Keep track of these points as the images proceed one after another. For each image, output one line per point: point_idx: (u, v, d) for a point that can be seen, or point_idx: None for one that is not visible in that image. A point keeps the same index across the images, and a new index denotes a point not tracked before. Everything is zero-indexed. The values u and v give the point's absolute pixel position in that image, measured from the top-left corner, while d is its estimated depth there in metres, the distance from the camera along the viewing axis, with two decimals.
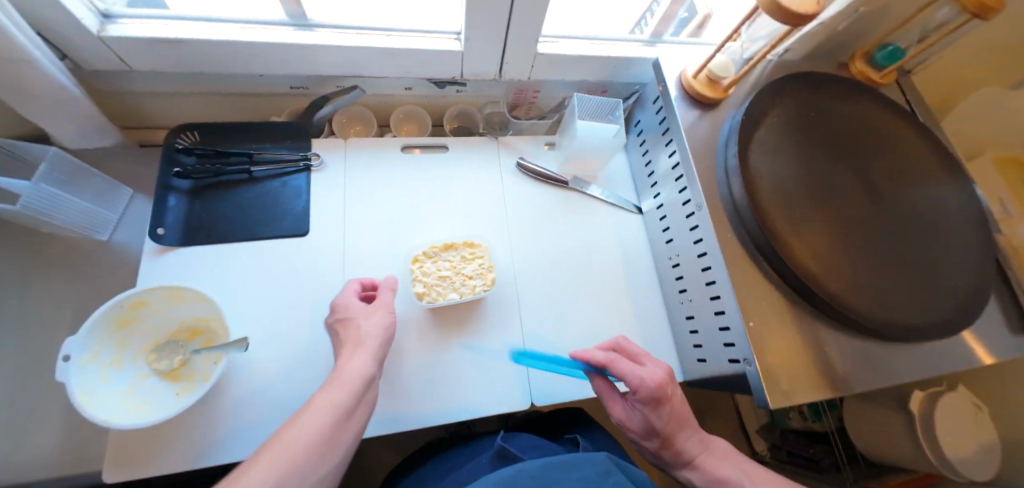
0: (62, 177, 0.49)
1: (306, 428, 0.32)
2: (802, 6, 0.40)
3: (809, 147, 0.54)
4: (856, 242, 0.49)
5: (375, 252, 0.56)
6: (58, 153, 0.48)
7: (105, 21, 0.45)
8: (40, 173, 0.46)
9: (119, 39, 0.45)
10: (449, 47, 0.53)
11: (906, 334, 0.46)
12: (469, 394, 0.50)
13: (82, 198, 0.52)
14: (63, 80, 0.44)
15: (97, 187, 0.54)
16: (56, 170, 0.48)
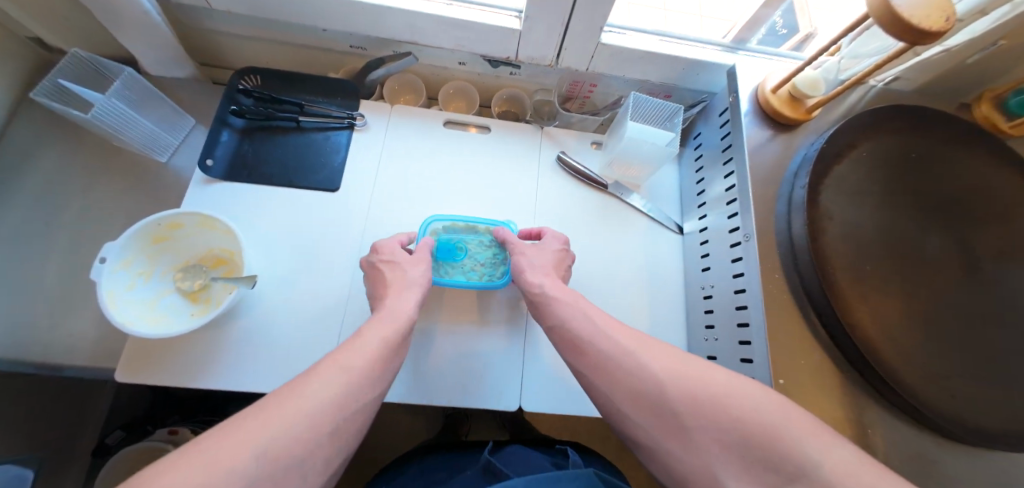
0: (134, 97, 0.54)
1: (358, 355, 0.32)
2: (926, 20, 0.33)
3: (899, 194, 0.45)
4: (935, 315, 0.41)
5: (398, 220, 0.56)
6: (132, 75, 0.53)
7: None
8: (114, 89, 0.51)
9: None
10: (508, 24, 0.51)
11: (980, 438, 0.38)
12: (458, 381, 0.48)
13: (151, 120, 0.57)
14: (148, 7, 0.48)
15: (165, 113, 0.58)
16: (128, 89, 0.53)
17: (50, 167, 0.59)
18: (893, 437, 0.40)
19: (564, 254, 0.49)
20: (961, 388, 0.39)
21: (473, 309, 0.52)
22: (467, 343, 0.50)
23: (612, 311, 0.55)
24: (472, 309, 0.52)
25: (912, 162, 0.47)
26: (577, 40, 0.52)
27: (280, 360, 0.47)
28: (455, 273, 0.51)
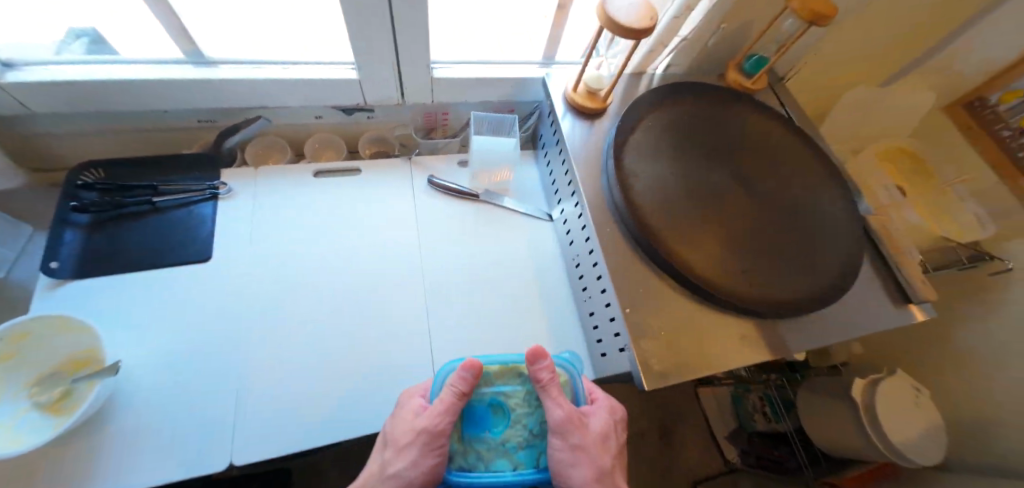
0: None
1: None
2: (637, 24, 0.46)
3: (685, 145, 0.58)
4: (730, 229, 0.53)
5: (282, 273, 0.56)
6: None
7: (5, 70, 0.47)
8: None
9: (18, 85, 0.46)
10: (346, 76, 0.57)
11: (779, 310, 0.48)
12: (375, 412, 0.48)
13: None
14: None
15: None
16: None
17: None
18: (727, 329, 0.49)
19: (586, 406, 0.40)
20: (760, 276, 0.50)
21: (374, 337, 0.54)
22: (372, 374, 0.51)
23: (507, 302, 0.60)
24: (373, 337, 0.53)
25: (690, 120, 0.61)
26: (413, 79, 0.60)
27: (164, 447, 0.43)
28: (494, 455, 0.42)
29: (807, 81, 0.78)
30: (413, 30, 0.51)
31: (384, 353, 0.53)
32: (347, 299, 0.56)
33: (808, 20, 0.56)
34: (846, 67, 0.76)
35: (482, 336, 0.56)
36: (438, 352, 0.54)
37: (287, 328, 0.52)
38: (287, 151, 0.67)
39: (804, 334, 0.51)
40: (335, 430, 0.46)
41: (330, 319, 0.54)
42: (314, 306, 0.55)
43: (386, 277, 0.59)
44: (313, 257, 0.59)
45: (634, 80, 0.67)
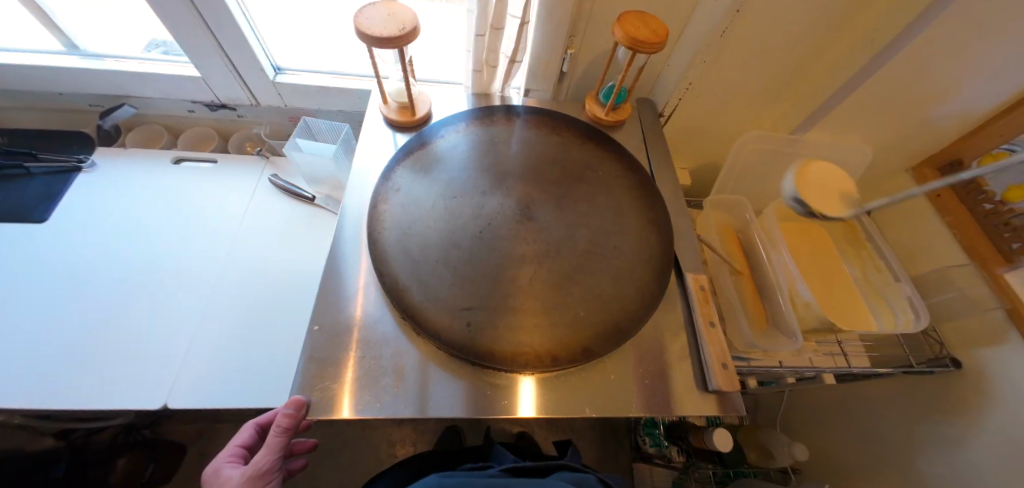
0: None
1: None
2: (380, 32, 0.44)
3: (475, 168, 0.54)
4: (482, 256, 0.46)
5: (106, 244, 0.63)
6: None
7: None
8: None
9: None
10: (190, 73, 0.63)
11: (490, 359, 0.40)
12: (112, 383, 0.53)
13: None
14: None
15: None
16: None
17: None
18: (431, 374, 0.40)
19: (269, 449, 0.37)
20: (491, 315, 0.42)
21: None
22: (139, 346, 0.56)
23: None
24: None
25: (496, 145, 0.58)
26: (254, 82, 0.65)
27: None
28: None
29: (696, 119, 0.70)
30: (223, 34, 0.56)
31: (151, 333, 0.57)
32: (148, 279, 0.62)
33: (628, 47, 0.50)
34: (735, 105, 0.68)
35: (250, 334, 0.60)
36: (202, 342, 0.58)
37: (81, 294, 0.59)
38: (161, 135, 0.75)
39: (533, 400, 0.40)
40: (59, 399, 0.50)
41: (121, 293, 0.60)
42: (109, 284, 0.60)
43: (196, 265, 0.64)
44: (140, 237, 0.65)
45: (474, 99, 0.65)
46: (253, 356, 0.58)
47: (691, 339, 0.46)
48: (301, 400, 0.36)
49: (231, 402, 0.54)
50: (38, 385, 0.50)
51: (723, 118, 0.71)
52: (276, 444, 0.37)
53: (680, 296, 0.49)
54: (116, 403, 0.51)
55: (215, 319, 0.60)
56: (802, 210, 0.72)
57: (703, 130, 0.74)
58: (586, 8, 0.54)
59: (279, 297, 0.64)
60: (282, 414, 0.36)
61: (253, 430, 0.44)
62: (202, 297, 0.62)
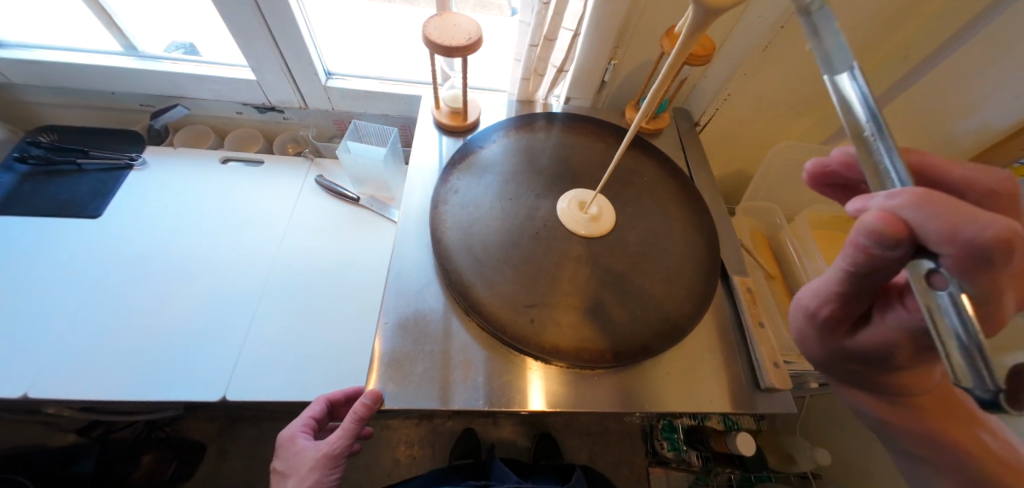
0: None
1: None
2: (449, 41, 0.47)
3: (525, 172, 0.56)
4: (540, 255, 0.47)
5: (158, 241, 0.65)
6: None
7: None
8: None
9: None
10: (246, 76, 0.66)
11: (554, 354, 0.41)
12: (174, 372, 0.55)
13: None
14: None
15: None
16: None
17: None
18: (494, 367, 0.43)
19: (343, 435, 0.39)
20: (553, 312, 0.44)
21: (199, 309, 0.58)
22: (193, 340, 0.58)
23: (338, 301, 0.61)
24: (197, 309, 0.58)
25: (543, 150, 0.60)
26: (306, 86, 0.67)
27: None
28: None
29: (730, 128, 0.73)
30: (284, 38, 0.58)
31: (202, 327, 0.59)
32: (198, 275, 0.63)
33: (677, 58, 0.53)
34: (770, 116, 0.70)
35: (297, 330, 0.61)
36: (251, 337, 0.59)
37: (136, 288, 0.60)
38: (207, 135, 0.77)
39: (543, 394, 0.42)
40: (123, 389, 0.52)
41: (172, 288, 0.61)
42: (161, 280, 0.62)
43: (243, 262, 0.66)
44: (189, 234, 0.66)
45: (518, 106, 0.67)
46: (302, 350, 0.59)
47: (740, 340, 0.47)
48: (377, 392, 0.38)
49: (284, 394, 0.56)
50: (101, 376, 0.53)
51: (752, 129, 0.74)
52: (350, 430, 0.39)
53: (727, 298, 0.51)
54: (173, 394, 0.53)
55: (265, 315, 0.61)
56: (830, 219, 0.74)
57: (733, 140, 0.76)
58: (635, 21, 0.57)
59: (323, 294, 0.65)
60: (360, 404, 0.38)
61: (325, 404, 0.47)
62: (250, 293, 0.63)
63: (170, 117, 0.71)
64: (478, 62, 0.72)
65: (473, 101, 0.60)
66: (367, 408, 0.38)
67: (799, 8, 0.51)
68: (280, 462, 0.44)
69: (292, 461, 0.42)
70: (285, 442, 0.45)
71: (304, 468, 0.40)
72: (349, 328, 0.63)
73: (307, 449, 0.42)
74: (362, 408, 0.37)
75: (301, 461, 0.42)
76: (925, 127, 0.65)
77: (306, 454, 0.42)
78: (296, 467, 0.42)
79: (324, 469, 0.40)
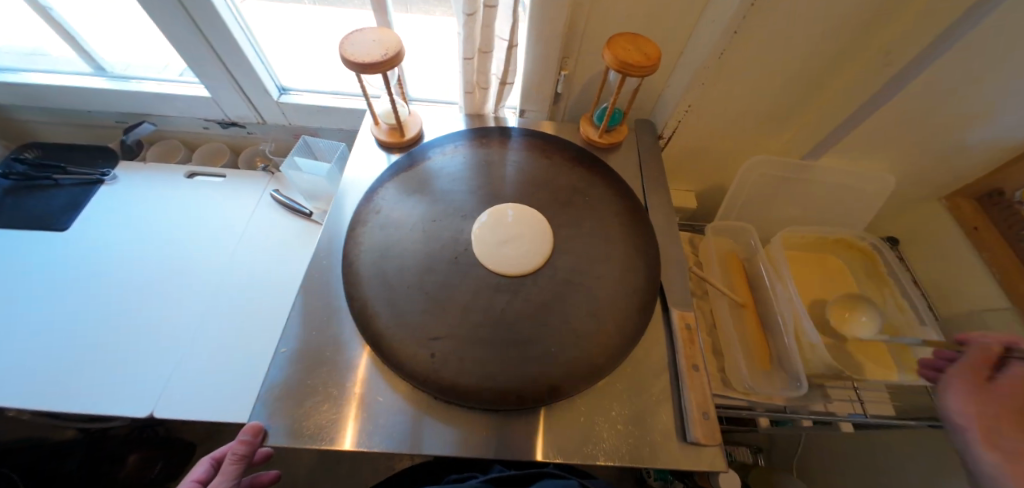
0: None
1: None
2: (363, 57, 0.45)
3: (458, 190, 0.53)
4: (454, 282, 0.45)
5: (117, 253, 0.67)
6: None
7: None
8: None
9: None
10: (201, 93, 0.67)
11: (451, 393, 0.38)
12: (107, 385, 0.55)
13: None
14: None
15: None
16: None
17: None
18: (391, 404, 0.40)
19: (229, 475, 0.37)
20: (458, 345, 0.41)
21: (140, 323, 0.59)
22: (131, 353, 0.58)
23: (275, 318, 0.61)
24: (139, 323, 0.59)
25: (483, 167, 0.57)
26: (260, 102, 0.68)
27: None
28: None
29: (701, 140, 0.67)
30: (227, 57, 0.59)
31: (143, 340, 0.60)
32: (149, 287, 0.65)
33: (618, 68, 0.48)
34: (744, 126, 0.64)
35: (236, 346, 0.61)
36: (188, 353, 0.59)
37: (89, 299, 0.62)
38: (180, 150, 0.81)
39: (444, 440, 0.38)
40: (55, 401, 0.53)
41: (123, 300, 0.63)
42: (113, 292, 0.63)
43: (194, 275, 0.66)
44: (147, 247, 0.68)
45: (468, 119, 0.64)
46: (239, 367, 0.59)
47: (673, 381, 0.43)
48: (260, 423, 0.37)
49: (212, 413, 0.55)
50: (40, 388, 0.54)
51: (727, 141, 0.68)
52: (230, 471, 0.37)
53: (665, 333, 0.46)
54: (103, 409, 0.53)
55: (206, 329, 0.62)
56: (813, 242, 0.68)
57: (707, 153, 0.70)
58: (579, 30, 0.54)
59: (268, 310, 0.65)
60: (239, 441, 0.36)
61: (209, 464, 0.42)
62: (196, 307, 0.64)
63: (139, 134, 0.74)
64: (432, 75, 0.70)
65: (410, 117, 0.58)
66: (250, 441, 0.36)
67: (750, 12, 0.44)
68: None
69: None
70: None
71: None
72: None
73: None
74: (244, 442, 0.36)
75: None
76: (921, 138, 0.58)
77: None
78: None
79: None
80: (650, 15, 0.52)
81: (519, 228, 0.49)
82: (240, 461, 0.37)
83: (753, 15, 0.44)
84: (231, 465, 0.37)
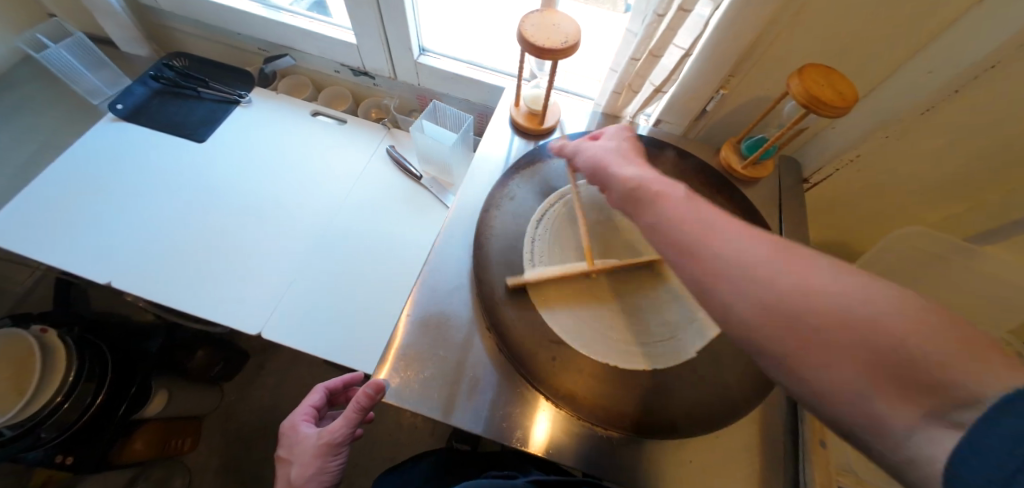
0: (82, 55, 0.78)
1: None
2: (544, 41, 0.43)
3: (593, 194, 0.52)
4: (582, 293, 0.44)
5: (240, 174, 0.72)
6: (82, 39, 0.77)
7: None
8: (66, 44, 0.75)
9: None
10: (347, 39, 0.69)
11: (569, 404, 0.38)
12: (221, 295, 0.60)
13: (93, 76, 0.81)
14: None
15: (108, 76, 0.83)
16: (79, 48, 0.78)
17: (56, 110, 0.87)
18: (493, 390, 0.40)
19: (351, 420, 0.39)
20: (578, 360, 0.40)
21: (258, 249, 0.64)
22: (243, 271, 0.63)
23: (385, 276, 0.66)
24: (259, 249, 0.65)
25: None
26: (399, 59, 0.69)
27: (91, 248, 0.61)
28: None
29: (845, 190, 0.62)
30: (387, 10, 0.59)
31: (260, 260, 0.64)
32: (265, 213, 0.69)
33: (804, 102, 0.43)
34: (909, 188, 0.58)
35: (334, 286, 0.64)
36: (295, 282, 0.63)
37: (216, 212, 0.68)
38: (308, 87, 0.85)
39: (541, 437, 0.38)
40: (180, 300, 0.59)
41: (241, 219, 0.68)
42: (232, 211, 0.68)
43: (304, 209, 0.70)
44: (268, 176, 0.73)
45: (602, 119, 0.62)
46: (336, 308, 0.62)
47: (790, 452, 0.40)
48: (379, 382, 0.38)
49: (308, 343, 0.59)
50: (171, 285, 0.60)
51: (874, 198, 0.62)
52: (352, 418, 0.39)
53: (786, 397, 0.43)
54: (216, 318, 0.58)
55: (309, 263, 0.65)
56: None
57: (848, 205, 0.65)
58: (761, 49, 0.49)
59: (363, 260, 0.67)
60: (362, 393, 0.38)
61: (323, 393, 0.47)
62: (308, 239, 0.68)
63: (279, 65, 0.79)
64: (571, 65, 0.68)
65: (553, 103, 0.56)
66: (371, 397, 0.38)
67: (984, 74, 0.41)
68: (284, 450, 0.43)
69: (297, 446, 0.42)
70: (287, 430, 0.44)
71: (307, 456, 0.40)
72: (378, 298, 0.64)
73: (307, 436, 0.42)
74: (367, 398, 0.38)
75: (302, 445, 0.41)
76: None
77: (306, 441, 0.41)
78: (296, 453, 0.41)
79: (324, 456, 0.40)
80: (850, 52, 0.46)
81: (648, 249, 0.48)
82: (364, 409, 0.38)
83: (985, 77, 0.42)
84: (353, 413, 0.39)
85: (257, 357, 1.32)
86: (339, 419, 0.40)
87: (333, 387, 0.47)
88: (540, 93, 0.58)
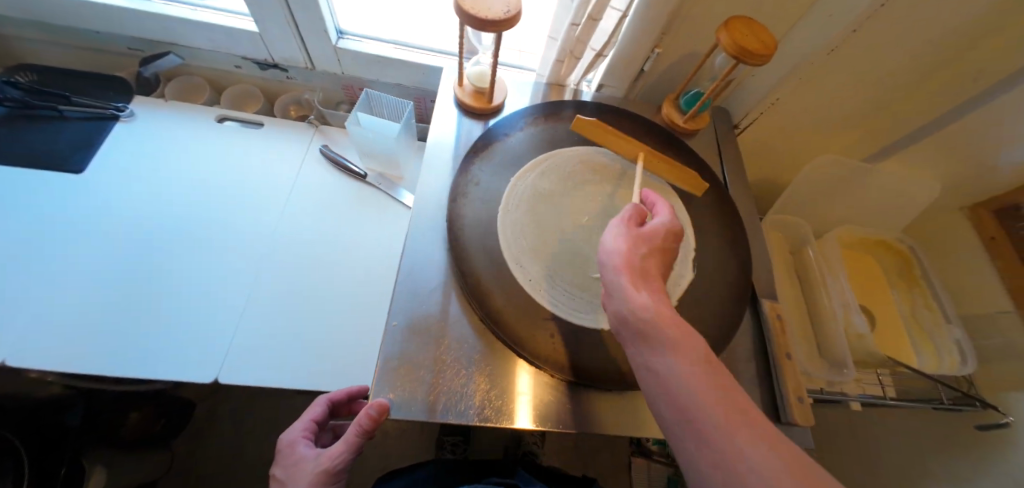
0: None
1: None
2: (485, 12, 0.40)
3: (556, 166, 0.52)
4: (566, 266, 0.44)
5: (142, 203, 0.60)
6: None
7: None
8: None
9: None
10: (245, 27, 0.59)
11: (577, 374, 0.39)
12: (152, 347, 0.51)
13: None
14: None
15: None
16: None
17: None
18: (502, 380, 0.39)
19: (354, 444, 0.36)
20: (577, 332, 0.41)
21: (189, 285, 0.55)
22: (175, 314, 0.53)
23: (349, 287, 0.61)
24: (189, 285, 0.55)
25: (574, 143, 0.55)
26: (315, 46, 0.61)
27: None
28: None
29: (767, 131, 0.69)
30: None
31: (198, 297, 0.55)
32: (187, 243, 0.59)
33: (734, 54, 0.46)
34: (818, 122, 0.66)
35: (292, 309, 0.58)
36: (245, 314, 0.56)
37: (124, 250, 0.56)
38: (205, 89, 0.73)
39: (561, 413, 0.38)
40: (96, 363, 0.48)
41: (157, 255, 0.57)
42: (142, 247, 0.57)
43: (234, 230, 0.61)
44: (179, 199, 0.61)
45: (546, 89, 0.61)
46: (300, 332, 0.56)
47: (764, 368, 0.45)
48: (381, 402, 0.35)
49: (275, 377, 0.52)
50: (75, 349, 0.48)
51: (790, 135, 0.70)
52: (354, 441, 0.36)
53: (755, 323, 0.48)
54: (159, 374, 0.49)
55: (256, 290, 0.58)
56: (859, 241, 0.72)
57: (771, 145, 0.72)
58: (689, 7, 0.51)
59: (320, 275, 0.61)
60: (365, 415, 0.35)
61: (325, 405, 0.46)
62: (248, 263, 0.59)
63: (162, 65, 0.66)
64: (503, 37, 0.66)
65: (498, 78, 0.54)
66: (374, 419, 0.35)
67: (876, 13, 0.46)
68: (276, 470, 0.40)
69: (292, 469, 0.39)
70: (283, 448, 0.42)
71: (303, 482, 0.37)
72: (345, 313, 0.59)
73: (306, 458, 0.39)
74: (369, 421, 0.35)
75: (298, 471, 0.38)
76: (976, 149, 0.61)
77: (302, 466, 0.38)
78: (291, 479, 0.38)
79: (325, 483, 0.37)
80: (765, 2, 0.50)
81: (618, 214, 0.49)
82: (367, 430, 0.35)
83: (877, 16, 0.46)
84: (355, 438, 0.36)
85: (206, 405, 1.17)
86: (340, 444, 0.37)
87: (335, 399, 0.46)
88: (483, 69, 0.55)
